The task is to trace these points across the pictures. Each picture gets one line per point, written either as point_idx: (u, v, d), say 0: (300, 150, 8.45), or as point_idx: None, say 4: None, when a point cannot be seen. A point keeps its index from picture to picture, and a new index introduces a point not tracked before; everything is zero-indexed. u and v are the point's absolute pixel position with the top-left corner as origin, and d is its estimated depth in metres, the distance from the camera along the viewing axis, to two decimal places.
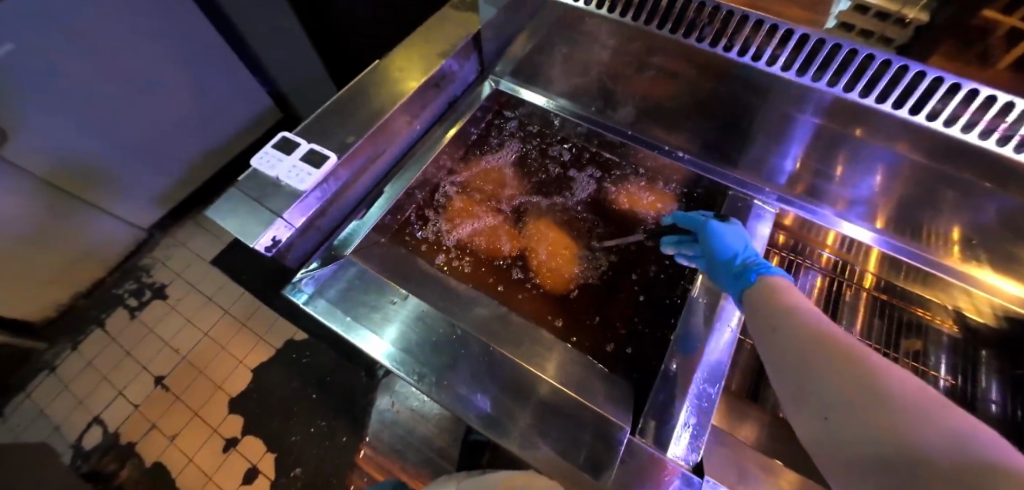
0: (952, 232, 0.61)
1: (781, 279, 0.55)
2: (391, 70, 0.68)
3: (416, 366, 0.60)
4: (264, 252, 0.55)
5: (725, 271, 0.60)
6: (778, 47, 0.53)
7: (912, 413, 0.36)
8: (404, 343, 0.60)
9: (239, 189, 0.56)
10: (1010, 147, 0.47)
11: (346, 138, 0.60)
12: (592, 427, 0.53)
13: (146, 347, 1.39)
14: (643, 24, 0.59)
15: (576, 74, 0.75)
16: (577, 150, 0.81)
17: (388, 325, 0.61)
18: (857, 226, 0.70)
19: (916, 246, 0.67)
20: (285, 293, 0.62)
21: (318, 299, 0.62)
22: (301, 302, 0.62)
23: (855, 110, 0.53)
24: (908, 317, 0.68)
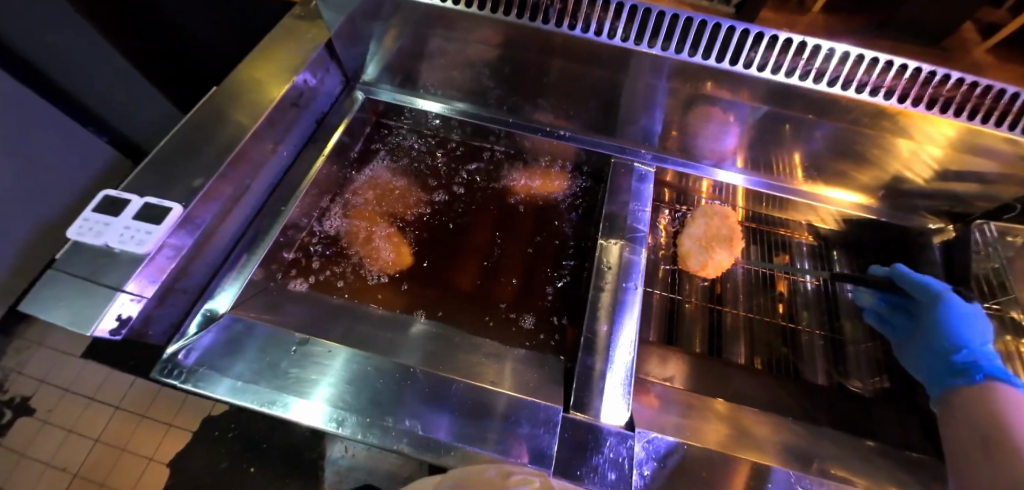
0: (796, 158, 0.70)
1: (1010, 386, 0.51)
2: (229, 96, 0.60)
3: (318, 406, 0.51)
4: (110, 337, 0.44)
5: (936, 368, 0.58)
6: (614, 20, 0.58)
7: None
8: (331, 394, 0.52)
9: (58, 270, 0.45)
10: (810, 79, 0.55)
11: (192, 181, 0.51)
12: (503, 409, 0.52)
13: (21, 477, 1.16)
14: (489, 12, 0.60)
15: (444, 72, 0.74)
16: (464, 148, 0.82)
17: (294, 377, 0.52)
18: (731, 174, 0.77)
19: (770, 178, 0.76)
20: (154, 377, 0.51)
21: (195, 369, 0.52)
22: (175, 380, 0.51)
23: (686, 69, 0.59)
24: (776, 237, 0.77)
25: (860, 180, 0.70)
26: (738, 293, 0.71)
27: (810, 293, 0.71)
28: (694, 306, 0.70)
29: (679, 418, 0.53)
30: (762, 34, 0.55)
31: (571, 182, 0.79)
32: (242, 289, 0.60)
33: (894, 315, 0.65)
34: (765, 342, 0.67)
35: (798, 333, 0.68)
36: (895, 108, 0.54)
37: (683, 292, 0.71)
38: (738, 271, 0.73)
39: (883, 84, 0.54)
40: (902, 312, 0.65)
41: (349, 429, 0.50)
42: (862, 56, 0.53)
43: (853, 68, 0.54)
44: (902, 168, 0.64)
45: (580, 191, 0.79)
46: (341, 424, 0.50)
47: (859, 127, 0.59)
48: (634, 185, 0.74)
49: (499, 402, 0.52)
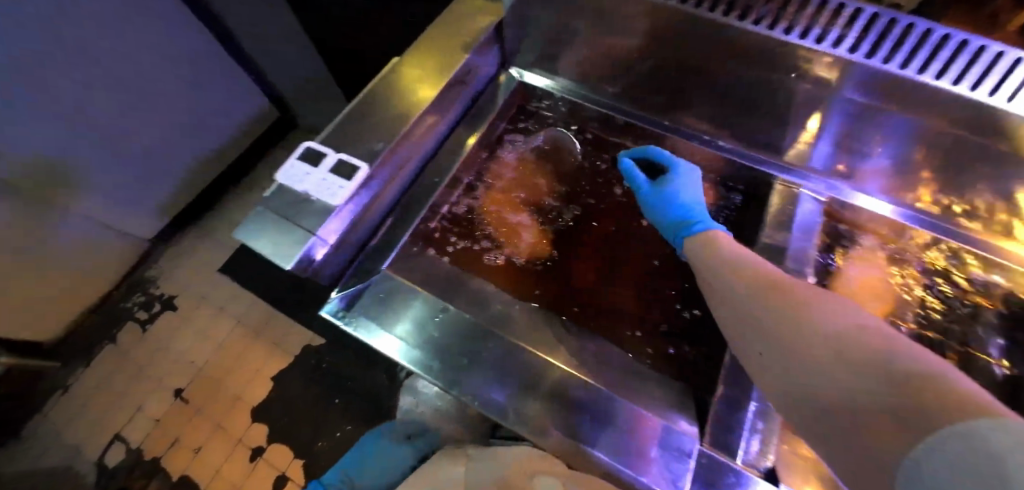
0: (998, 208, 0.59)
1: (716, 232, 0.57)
2: (406, 71, 0.63)
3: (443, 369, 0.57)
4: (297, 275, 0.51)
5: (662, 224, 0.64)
6: (843, 27, 0.50)
7: (846, 343, 0.35)
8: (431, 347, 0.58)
9: (266, 207, 0.50)
10: None
11: (373, 145, 0.55)
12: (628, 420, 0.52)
13: (160, 361, 1.37)
14: (692, 5, 0.54)
15: (603, 65, 0.71)
16: (609, 145, 0.79)
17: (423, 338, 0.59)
18: (873, 198, 0.68)
19: (943, 221, 0.66)
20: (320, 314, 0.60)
21: (351, 313, 0.60)
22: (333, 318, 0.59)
23: (920, 93, 0.50)
24: (960, 301, 0.63)
25: None
26: None
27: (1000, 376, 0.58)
28: None
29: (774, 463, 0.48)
30: None
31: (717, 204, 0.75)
32: (394, 250, 0.62)
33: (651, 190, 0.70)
34: None
35: None
36: None
37: None
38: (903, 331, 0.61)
39: None
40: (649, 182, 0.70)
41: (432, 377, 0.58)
42: None
43: None
44: None
45: (732, 209, 0.74)
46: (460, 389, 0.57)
47: None
48: (796, 214, 0.68)
49: (627, 413, 0.52)
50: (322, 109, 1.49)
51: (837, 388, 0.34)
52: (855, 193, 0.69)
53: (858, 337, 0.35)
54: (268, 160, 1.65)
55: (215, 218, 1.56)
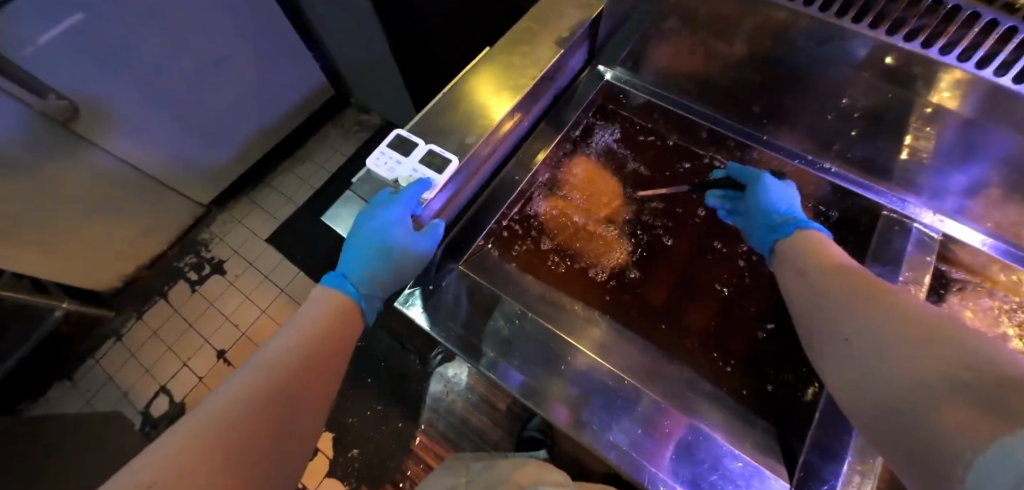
0: None
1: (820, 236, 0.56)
2: (497, 63, 0.61)
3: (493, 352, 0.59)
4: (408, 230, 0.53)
5: (761, 221, 0.60)
6: (1016, 52, 0.41)
7: (950, 338, 0.36)
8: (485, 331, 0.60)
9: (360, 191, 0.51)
10: None
11: (464, 138, 0.53)
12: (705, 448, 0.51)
13: (206, 322, 1.41)
14: (830, 16, 0.48)
15: (698, 71, 0.66)
16: (691, 155, 0.75)
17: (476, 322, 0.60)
18: (961, 225, 0.62)
19: None
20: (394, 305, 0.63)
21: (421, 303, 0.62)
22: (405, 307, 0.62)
23: None
24: None
25: None
26: None
27: None
28: None
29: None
30: None
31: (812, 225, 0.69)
32: (471, 247, 0.63)
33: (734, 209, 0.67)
34: None
35: None
36: None
37: None
38: None
39: None
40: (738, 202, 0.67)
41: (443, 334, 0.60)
42: None
43: None
44: None
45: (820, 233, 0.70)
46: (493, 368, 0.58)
47: None
48: (902, 247, 0.61)
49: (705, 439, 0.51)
50: (379, 88, 1.49)
51: (914, 374, 0.36)
52: (946, 220, 0.63)
53: (943, 330, 0.37)
54: (320, 134, 1.67)
55: (267, 187, 1.59)
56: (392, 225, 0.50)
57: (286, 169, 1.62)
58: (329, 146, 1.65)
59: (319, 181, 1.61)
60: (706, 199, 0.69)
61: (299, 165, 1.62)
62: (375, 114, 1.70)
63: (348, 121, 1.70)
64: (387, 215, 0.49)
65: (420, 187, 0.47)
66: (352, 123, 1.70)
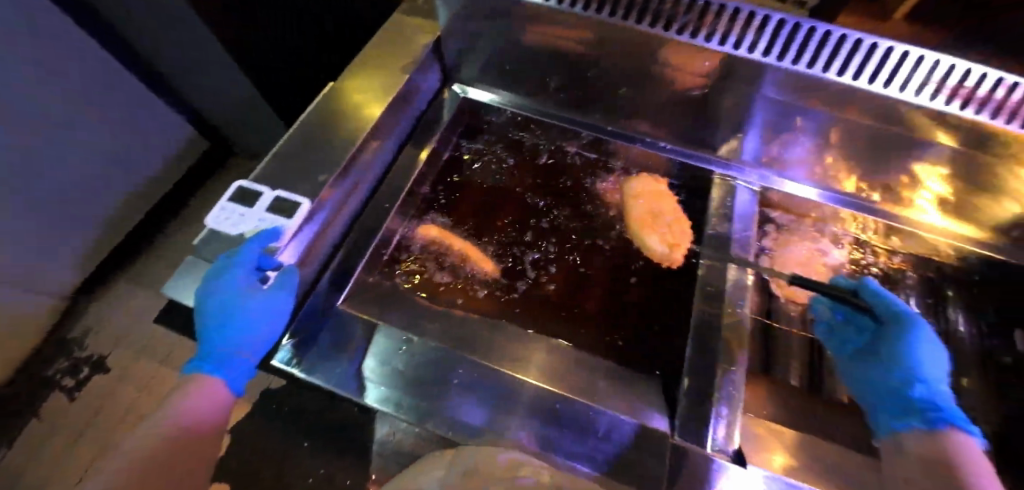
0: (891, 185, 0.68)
1: (963, 438, 0.46)
2: (343, 97, 0.61)
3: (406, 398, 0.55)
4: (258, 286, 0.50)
5: (880, 394, 0.56)
6: (756, 33, 0.55)
7: None
8: (381, 375, 0.56)
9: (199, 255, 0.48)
10: (956, 106, 0.52)
11: (317, 177, 0.52)
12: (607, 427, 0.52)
13: (96, 430, 1.23)
14: (620, 18, 0.58)
15: (543, 76, 0.72)
16: (553, 152, 0.78)
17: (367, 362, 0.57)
18: (801, 185, 0.73)
19: (855, 196, 0.72)
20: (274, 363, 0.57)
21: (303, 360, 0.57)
22: (285, 364, 0.57)
23: (826, 89, 0.56)
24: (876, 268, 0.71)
25: (979, 212, 0.65)
26: None
27: None
28: (786, 334, 0.66)
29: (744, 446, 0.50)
30: (905, 52, 0.51)
31: (667, 198, 0.75)
32: (347, 284, 0.60)
33: (841, 328, 0.63)
34: None
35: None
36: None
37: (776, 319, 0.67)
38: None
39: None
40: (849, 325, 0.63)
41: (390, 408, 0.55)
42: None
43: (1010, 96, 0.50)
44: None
45: (676, 201, 0.75)
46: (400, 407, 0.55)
47: (997, 159, 0.55)
48: (733, 202, 0.71)
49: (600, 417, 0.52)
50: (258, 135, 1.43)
51: None
52: (784, 180, 0.74)
53: None
54: (202, 194, 1.55)
55: (146, 263, 1.44)
56: (238, 290, 0.47)
57: (166, 239, 1.48)
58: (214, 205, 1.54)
59: None
60: (812, 304, 0.66)
61: (182, 232, 1.49)
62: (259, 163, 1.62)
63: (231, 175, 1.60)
64: (230, 276, 0.45)
65: (263, 236, 0.46)
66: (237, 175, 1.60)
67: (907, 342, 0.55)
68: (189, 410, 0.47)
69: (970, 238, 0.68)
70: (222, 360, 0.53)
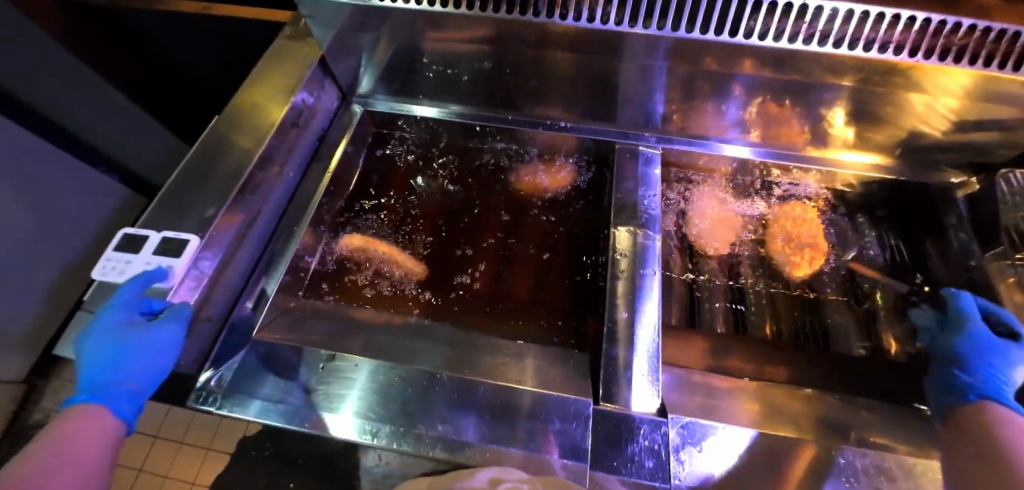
0: (790, 132, 0.70)
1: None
2: (226, 129, 0.61)
3: (384, 425, 0.51)
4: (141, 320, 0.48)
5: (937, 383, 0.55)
6: (605, 6, 0.56)
7: None
8: (358, 406, 0.52)
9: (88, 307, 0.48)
10: (803, 42, 0.53)
11: (204, 212, 0.52)
12: (541, 406, 0.52)
13: None
14: (478, 11, 0.58)
15: (436, 78, 0.73)
16: (466, 152, 0.80)
17: (347, 394, 0.53)
18: (736, 146, 0.74)
19: (776, 147, 0.73)
20: (189, 403, 0.52)
21: (222, 396, 0.53)
22: (209, 406, 0.52)
23: (684, 47, 0.57)
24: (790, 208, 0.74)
25: (870, 141, 0.68)
26: (755, 269, 0.68)
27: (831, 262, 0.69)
28: (713, 285, 0.67)
29: (713, 401, 0.53)
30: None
31: (577, 175, 0.77)
32: (264, 309, 0.59)
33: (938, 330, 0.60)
34: (789, 318, 0.64)
35: (819, 303, 0.65)
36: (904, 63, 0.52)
37: (701, 272, 0.68)
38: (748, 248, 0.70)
39: (886, 37, 0.52)
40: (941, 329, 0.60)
41: (371, 436, 0.51)
42: (867, 13, 0.50)
43: (852, 25, 0.52)
44: (916, 124, 0.63)
45: (588, 177, 0.77)
46: (376, 435, 0.51)
47: (865, 86, 0.58)
48: (641, 170, 0.72)
49: (530, 398, 0.52)
50: None
51: None
52: (722, 145, 0.75)
53: None
54: None
55: None
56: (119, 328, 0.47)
57: None
58: None
59: None
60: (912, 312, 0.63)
61: None
62: None
63: None
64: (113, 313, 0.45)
65: (147, 278, 0.46)
66: None
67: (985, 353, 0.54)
68: (69, 434, 0.41)
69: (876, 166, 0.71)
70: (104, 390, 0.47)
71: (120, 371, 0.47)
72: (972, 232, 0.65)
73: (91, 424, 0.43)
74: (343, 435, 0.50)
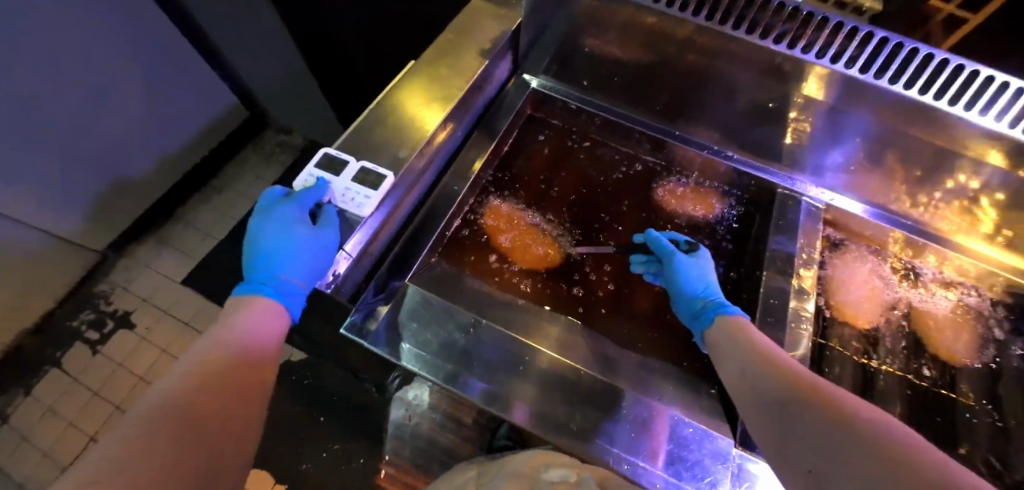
0: (951, 212, 0.68)
1: (740, 316, 0.56)
2: (421, 77, 0.62)
3: (445, 366, 0.57)
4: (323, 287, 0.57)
5: (685, 305, 0.60)
6: (857, 48, 0.54)
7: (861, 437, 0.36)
8: (437, 346, 0.58)
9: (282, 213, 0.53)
10: None
11: (397, 152, 0.54)
12: (682, 430, 0.53)
13: (116, 385, 1.24)
14: (715, 23, 0.57)
15: (610, 74, 0.73)
16: (615, 155, 0.79)
17: (425, 330, 0.59)
18: (846, 198, 0.74)
19: (904, 214, 0.72)
20: (341, 331, 0.57)
21: (376, 332, 0.57)
22: (355, 336, 0.56)
23: (920, 112, 0.54)
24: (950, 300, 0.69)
25: None
26: (891, 349, 0.65)
27: (980, 370, 0.63)
28: (844, 358, 0.64)
29: None
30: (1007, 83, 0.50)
31: (724, 207, 0.75)
32: (416, 262, 0.62)
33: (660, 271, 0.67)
34: (920, 412, 0.61)
35: (954, 404, 0.61)
36: None
37: (834, 341, 0.66)
38: (891, 331, 0.67)
39: None
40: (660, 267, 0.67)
41: (427, 371, 0.57)
42: None
43: None
44: None
45: (734, 213, 0.75)
46: (422, 365, 0.57)
47: None
48: (799, 218, 0.71)
49: (670, 421, 0.54)
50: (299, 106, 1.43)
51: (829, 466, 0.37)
52: (833, 193, 0.74)
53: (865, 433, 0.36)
54: (236, 161, 1.56)
55: (176, 224, 1.45)
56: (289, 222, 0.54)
57: (195, 202, 1.49)
58: (247, 173, 1.55)
59: (240, 213, 1.49)
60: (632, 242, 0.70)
61: (213, 196, 1.50)
62: (297, 135, 1.62)
63: (268, 143, 1.60)
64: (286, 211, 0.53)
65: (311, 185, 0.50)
66: (272, 146, 1.60)
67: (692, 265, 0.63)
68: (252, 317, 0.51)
69: (1013, 267, 0.68)
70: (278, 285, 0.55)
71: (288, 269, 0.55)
72: None
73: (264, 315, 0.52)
74: (395, 356, 0.57)
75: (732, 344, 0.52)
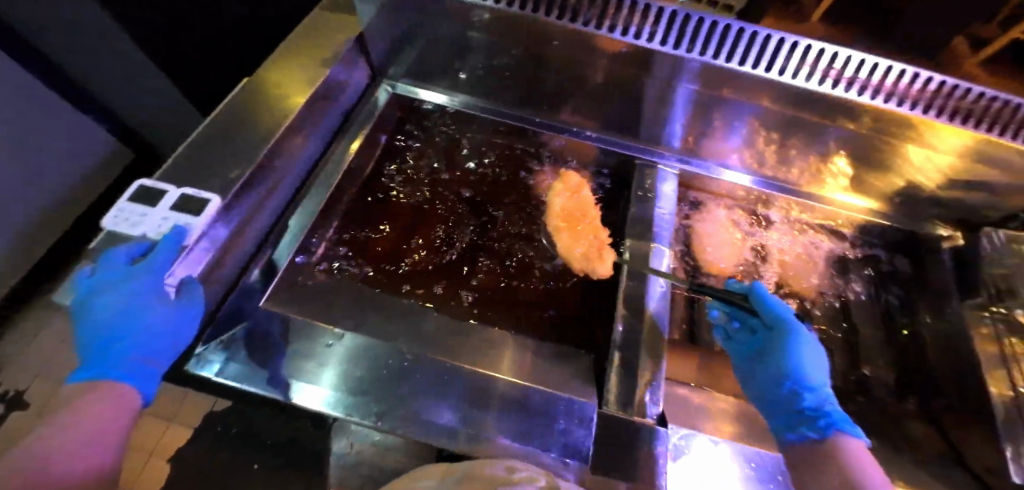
0: (806, 169, 0.74)
1: (849, 439, 0.52)
2: (258, 90, 0.61)
3: (362, 404, 0.54)
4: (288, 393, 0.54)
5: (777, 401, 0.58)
6: (653, 25, 0.60)
7: None
8: (336, 380, 0.55)
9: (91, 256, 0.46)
10: (828, 85, 0.59)
11: (228, 174, 0.51)
12: (553, 407, 0.54)
13: None
14: (529, 12, 0.61)
15: (467, 71, 0.74)
16: (489, 146, 0.79)
17: (324, 371, 0.55)
18: (737, 173, 0.78)
19: (785, 180, 0.78)
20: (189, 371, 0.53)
21: (224, 363, 0.53)
22: (204, 372, 0.53)
23: (721, 74, 0.61)
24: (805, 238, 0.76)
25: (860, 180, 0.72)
26: None
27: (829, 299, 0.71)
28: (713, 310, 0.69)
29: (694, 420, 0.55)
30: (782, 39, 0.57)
31: (593, 184, 0.78)
32: (273, 281, 0.58)
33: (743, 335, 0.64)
34: None
35: None
36: (920, 118, 0.58)
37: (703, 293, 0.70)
38: (755, 277, 0.72)
39: (887, 89, 0.58)
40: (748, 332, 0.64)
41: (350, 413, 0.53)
42: (885, 65, 0.57)
43: (862, 73, 0.58)
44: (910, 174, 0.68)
45: (604, 187, 0.79)
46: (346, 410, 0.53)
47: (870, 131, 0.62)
48: (657, 186, 0.75)
49: (546, 401, 0.54)
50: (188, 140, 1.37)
51: None
52: (722, 169, 0.78)
53: None
54: None
55: None
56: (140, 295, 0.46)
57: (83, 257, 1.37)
58: None
59: None
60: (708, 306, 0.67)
61: None
62: None
63: None
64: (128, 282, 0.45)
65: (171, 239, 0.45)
66: None
67: (787, 354, 0.58)
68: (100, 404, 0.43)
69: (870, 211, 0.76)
70: (129, 366, 0.46)
71: (136, 346, 0.47)
72: (955, 285, 0.69)
73: (116, 402, 0.44)
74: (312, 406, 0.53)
75: (826, 465, 0.50)
